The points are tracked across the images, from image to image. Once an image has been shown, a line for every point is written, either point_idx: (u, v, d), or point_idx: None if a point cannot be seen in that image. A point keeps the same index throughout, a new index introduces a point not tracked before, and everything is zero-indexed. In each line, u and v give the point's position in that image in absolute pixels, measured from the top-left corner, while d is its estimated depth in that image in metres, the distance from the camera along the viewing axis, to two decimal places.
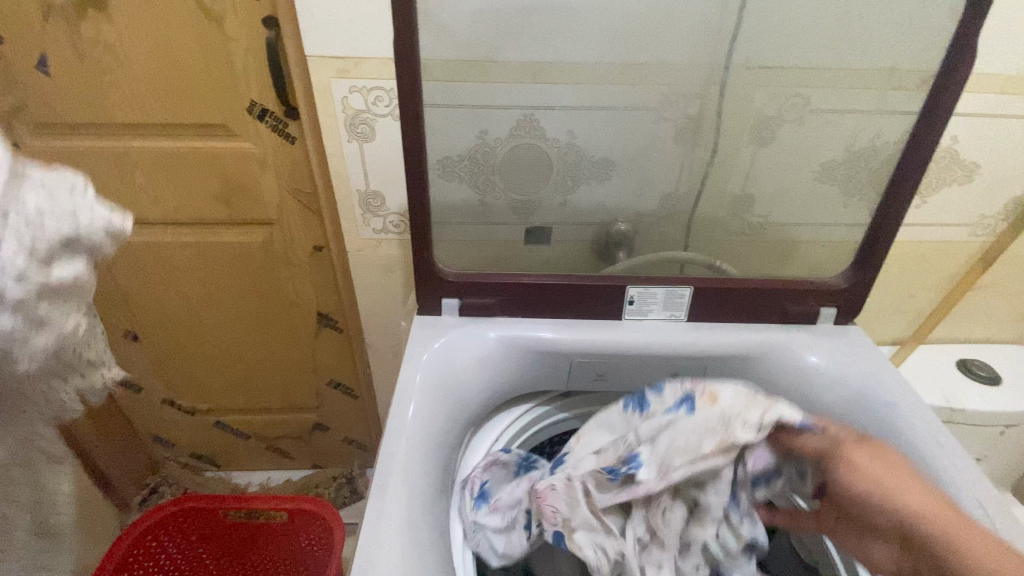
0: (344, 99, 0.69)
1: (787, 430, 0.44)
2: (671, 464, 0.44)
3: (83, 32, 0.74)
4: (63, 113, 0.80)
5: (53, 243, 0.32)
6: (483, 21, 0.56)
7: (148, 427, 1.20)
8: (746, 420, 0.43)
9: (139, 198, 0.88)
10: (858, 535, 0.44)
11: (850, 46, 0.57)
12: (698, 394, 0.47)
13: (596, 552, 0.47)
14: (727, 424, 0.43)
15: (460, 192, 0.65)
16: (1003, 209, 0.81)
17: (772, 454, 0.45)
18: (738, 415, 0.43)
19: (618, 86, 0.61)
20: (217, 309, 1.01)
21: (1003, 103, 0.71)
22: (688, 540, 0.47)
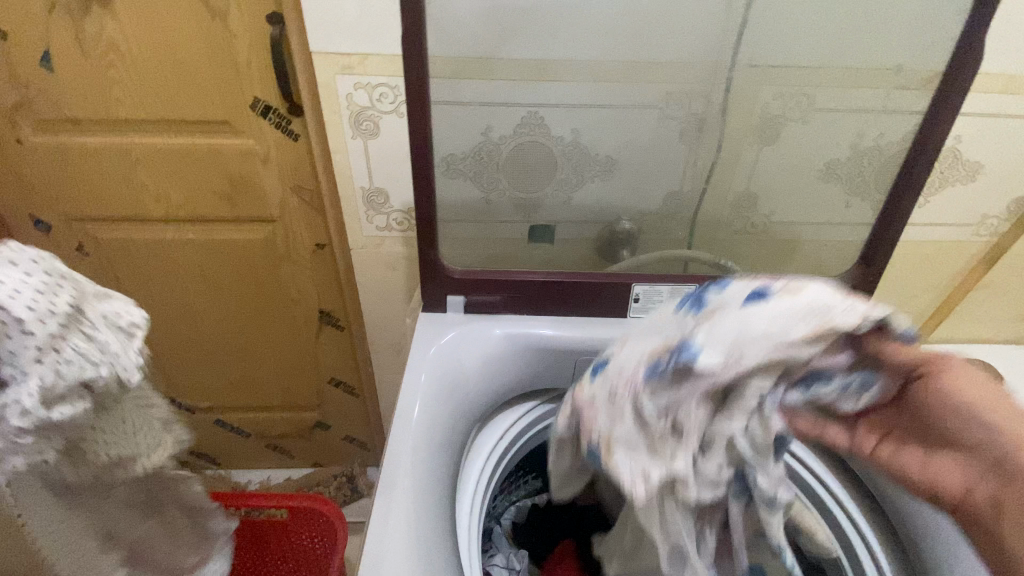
0: (348, 95, 0.69)
1: (881, 335, 0.36)
2: (733, 351, 0.36)
3: (87, 28, 0.74)
4: (65, 110, 0.80)
5: (68, 387, 0.34)
6: (489, 17, 0.56)
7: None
8: (843, 312, 0.35)
9: (141, 195, 0.88)
10: (919, 458, 0.36)
11: (856, 46, 0.57)
12: (778, 283, 0.37)
13: (615, 432, 0.41)
14: (821, 311, 0.35)
15: (464, 190, 0.65)
16: (1005, 210, 0.81)
17: (851, 359, 0.37)
18: (835, 303, 0.35)
19: (623, 84, 0.60)
20: (219, 306, 1.01)
21: (1007, 104, 0.71)
22: (711, 439, 0.39)
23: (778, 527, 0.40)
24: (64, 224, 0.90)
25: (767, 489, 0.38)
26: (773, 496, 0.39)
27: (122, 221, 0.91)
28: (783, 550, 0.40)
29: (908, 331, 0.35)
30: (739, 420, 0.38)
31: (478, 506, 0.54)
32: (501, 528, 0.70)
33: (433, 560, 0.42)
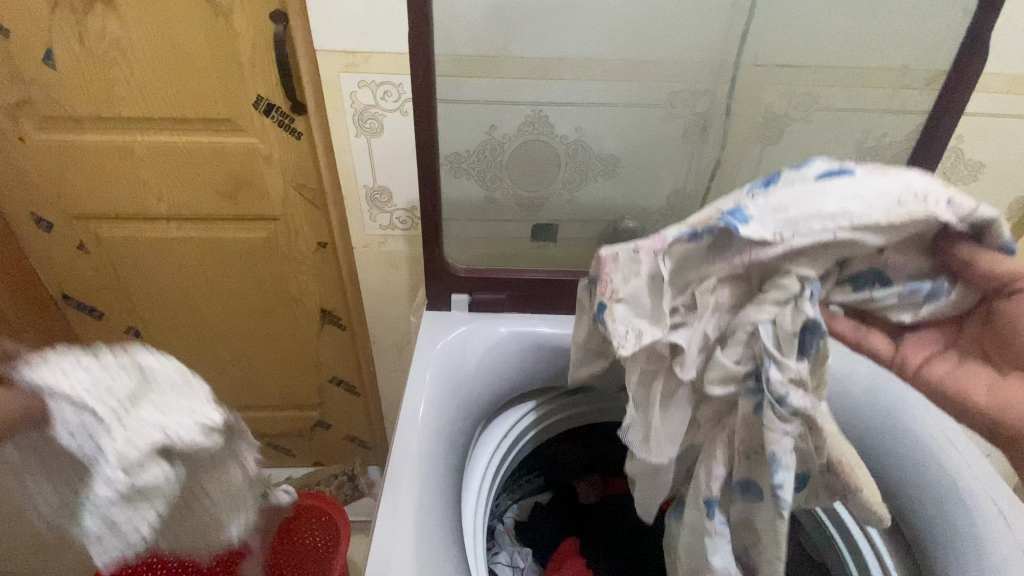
0: (352, 93, 0.68)
1: (970, 242, 0.37)
2: (796, 226, 0.36)
3: (90, 25, 0.73)
4: (68, 107, 0.80)
5: (141, 452, 0.35)
6: (496, 17, 0.56)
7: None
8: (935, 202, 0.36)
9: (143, 193, 0.88)
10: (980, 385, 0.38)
11: (862, 45, 0.57)
12: (868, 169, 0.38)
13: (629, 288, 0.44)
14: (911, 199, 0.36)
15: (468, 189, 0.65)
16: (1006, 210, 0.81)
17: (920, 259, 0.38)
18: (932, 197, 0.36)
19: (628, 83, 0.61)
20: (220, 304, 1.01)
21: (1009, 104, 0.71)
22: (736, 322, 0.40)
23: (781, 436, 0.39)
24: (66, 222, 0.90)
25: (779, 385, 0.37)
26: (785, 397, 0.37)
27: (124, 219, 0.91)
28: (776, 463, 0.39)
29: (1006, 241, 0.36)
30: (772, 305, 0.38)
31: (483, 504, 0.55)
32: (504, 526, 0.70)
33: (441, 558, 0.42)
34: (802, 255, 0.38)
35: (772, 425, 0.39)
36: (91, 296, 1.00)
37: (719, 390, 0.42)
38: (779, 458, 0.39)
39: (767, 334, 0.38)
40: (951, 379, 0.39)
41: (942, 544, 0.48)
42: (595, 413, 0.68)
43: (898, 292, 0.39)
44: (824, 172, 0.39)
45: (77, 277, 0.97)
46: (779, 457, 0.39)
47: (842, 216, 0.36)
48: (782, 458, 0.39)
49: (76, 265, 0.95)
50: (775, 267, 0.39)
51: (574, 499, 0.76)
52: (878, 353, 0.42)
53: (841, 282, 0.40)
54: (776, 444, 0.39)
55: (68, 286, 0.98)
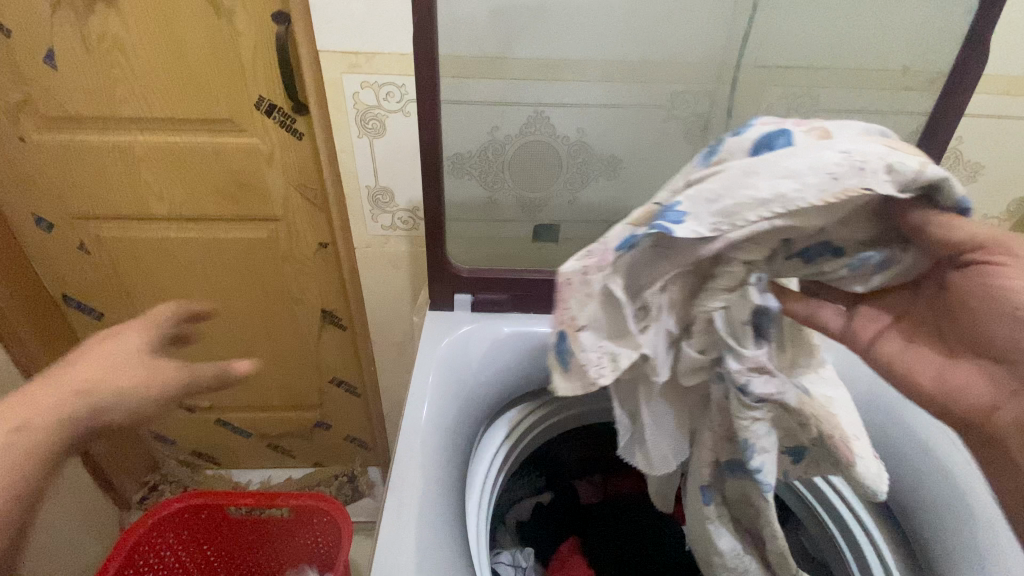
0: (355, 94, 0.69)
1: (924, 205, 0.33)
2: (727, 216, 0.34)
3: (92, 25, 0.74)
4: (69, 108, 0.80)
5: None
6: (499, 18, 0.56)
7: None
8: (875, 168, 0.31)
9: (144, 194, 0.88)
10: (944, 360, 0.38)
11: (863, 46, 0.57)
12: (804, 131, 0.35)
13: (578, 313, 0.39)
14: (851, 167, 0.31)
15: (471, 189, 0.65)
16: (1005, 210, 0.82)
17: (868, 232, 0.35)
18: (874, 158, 0.31)
19: (630, 84, 0.61)
20: (220, 305, 1.01)
21: (1008, 105, 0.72)
22: (695, 314, 0.40)
23: (752, 423, 0.42)
24: (66, 222, 0.90)
25: (739, 376, 0.39)
26: (747, 387, 0.39)
27: (125, 219, 0.91)
28: (752, 450, 0.42)
29: (962, 200, 0.32)
30: (723, 294, 0.38)
31: (486, 504, 0.55)
32: (506, 526, 0.70)
33: (444, 557, 0.43)
34: (744, 243, 0.35)
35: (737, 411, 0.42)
36: (91, 296, 1.00)
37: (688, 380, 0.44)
38: (752, 444, 0.42)
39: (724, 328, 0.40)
40: (908, 360, 0.40)
41: (941, 545, 0.47)
42: (595, 412, 0.69)
43: (845, 264, 0.36)
44: (764, 135, 0.36)
45: (78, 277, 0.97)
46: (751, 441, 0.42)
47: (775, 197, 0.32)
48: (756, 444, 0.42)
49: (76, 265, 0.95)
50: (719, 256, 0.38)
51: (574, 500, 0.76)
52: (831, 326, 0.41)
53: (789, 259, 0.38)
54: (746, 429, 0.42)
55: (69, 287, 0.98)
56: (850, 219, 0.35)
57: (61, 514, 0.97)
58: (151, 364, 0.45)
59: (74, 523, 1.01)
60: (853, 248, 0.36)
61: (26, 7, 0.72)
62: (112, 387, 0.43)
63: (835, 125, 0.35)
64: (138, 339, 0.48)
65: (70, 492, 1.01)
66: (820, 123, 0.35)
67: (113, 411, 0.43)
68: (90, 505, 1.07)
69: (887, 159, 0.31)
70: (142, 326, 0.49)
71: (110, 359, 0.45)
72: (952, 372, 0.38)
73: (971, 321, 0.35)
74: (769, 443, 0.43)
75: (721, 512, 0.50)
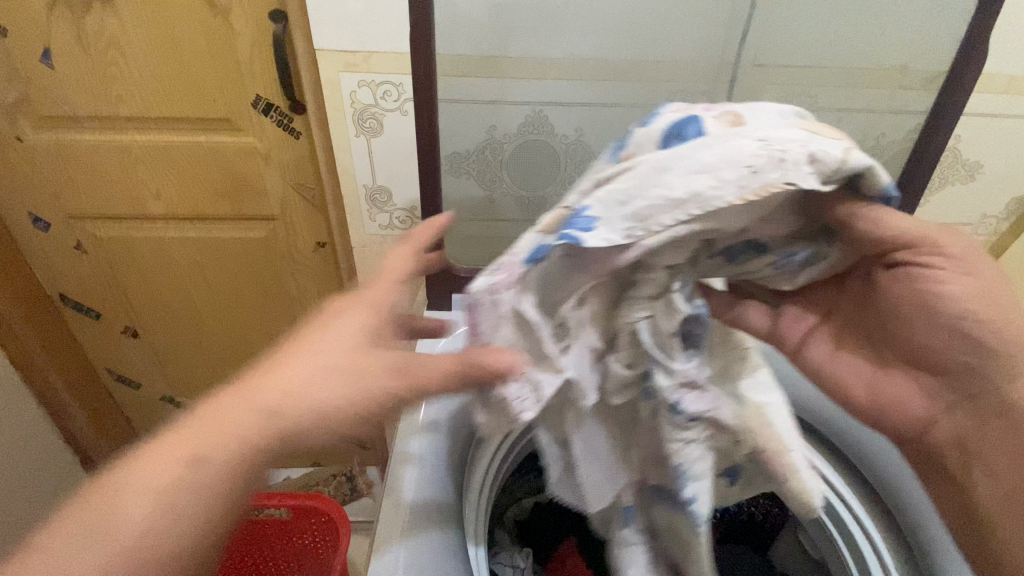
0: (352, 93, 0.68)
1: (845, 191, 0.34)
2: (644, 221, 0.32)
3: (88, 24, 0.73)
4: (65, 107, 0.79)
5: None
6: (497, 17, 0.56)
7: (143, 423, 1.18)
8: (795, 160, 0.31)
9: (140, 193, 0.87)
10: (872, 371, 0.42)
11: (861, 45, 0.57)
12: (716, 119, 0.34)
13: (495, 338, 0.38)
14: (769, 159, 0.31)
15: (470, 189, 0.66)
16: (1004, 209, 0.82)
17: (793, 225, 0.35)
18: (793, 149, 0.31)
19: (629, 83, 0.60)
20: (218, 304, 1.01)
21: (1008, 104, 0.72)
22: (620, 326, 0.40)
23: (684, 444, 0.42)
24: (63, 222, 0.90)
25: (671, 393, 0.40)
26: (679, 405, 0.40)
27: (122, 218, 0.91)
28: (685, 476, 0.42)
29: (886, 187, 0.33)
30: (647, 304, 0.38)
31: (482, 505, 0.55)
32: (503, 527, 0.70)
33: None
34: (665, 250, 0.35)
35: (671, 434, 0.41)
36: (88, 296, 0.99)
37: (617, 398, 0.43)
38: (687, 467, 0.42)
39: (656, 350, 0.39)
40: (839, 367, 0.43)
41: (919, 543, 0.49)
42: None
43: (768, 262, 0.38)
44: (673, 124, 0.34)
45: (75, 276, 0.96)
46: (686, 463, 0.42)
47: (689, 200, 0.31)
48: (689, 469, 0.42)
49: (72, 265, 0.95)
50: (639, 264, 0.37)
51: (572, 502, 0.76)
52: (758, 325, 0.44)
53: (713, 257, 0.38)
54: (680, 451, 0.42)
55: (66, 286, 0.97)
56: (772, 216, 0.34)
57: None
58: (354, 372, 0.40)
59: None
60: (777, 246, 0.37)
61: (21, 6, 0.72)
62: (304, 409, 0.38)
63: (744, 111, 0.34)
64: (354, 331, 0.42)
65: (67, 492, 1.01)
66: (729, 109, 0.34)
67: (293, 427, 0.38)
68: None
69: (807, 151, 0.31)
70: (355, 312, 0.43)
71: (308, 370, 0.40)
72: (883, 383, 0.42)
73: (904, 331, 0.39)
74: (704, 465, 0.43)
75: (643, 537, 0.49)
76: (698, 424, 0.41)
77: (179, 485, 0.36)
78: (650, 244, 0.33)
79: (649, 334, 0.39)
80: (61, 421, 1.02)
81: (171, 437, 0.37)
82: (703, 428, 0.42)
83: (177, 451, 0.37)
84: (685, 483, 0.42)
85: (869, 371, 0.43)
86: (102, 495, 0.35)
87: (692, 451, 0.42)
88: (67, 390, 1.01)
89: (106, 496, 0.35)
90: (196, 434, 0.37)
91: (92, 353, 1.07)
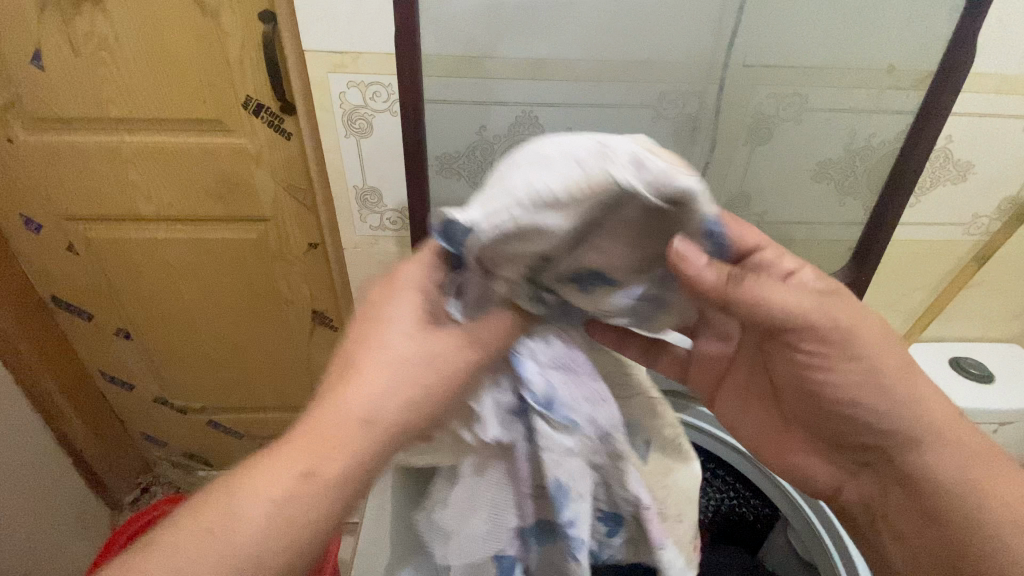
0: (341, 94, 0.68)
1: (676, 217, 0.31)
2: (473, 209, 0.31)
3: (77, 25, 0.73)
4: (56, 108, 0.79)
5: None
6: (483, 18, 0.56)
7: (137, 425, 1.18)
8: (615, 155, 0.29)
9: (131, 195, 0.87)
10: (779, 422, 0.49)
11: (849, 45, 0.57)
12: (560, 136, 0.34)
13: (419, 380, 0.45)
14: (592, 155, 0.30)
15: (459, 190, 0.65)
16: (997, 208, 0.81)
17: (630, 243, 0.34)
18: (615, 148, 0.30)
19: (617, 83, 0.60)
20: (210, 306, 1.01)
21: (998, 104, 0.72)
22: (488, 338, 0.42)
23: (559, 462, 0.42)
24: (54, 223, 0.89)
25: (547, 412, 0.40)
26: (555, 409, 0.40)
27: (113, 220, 0.90)
28: (562, 493, 0.43)
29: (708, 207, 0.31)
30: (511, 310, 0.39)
31: None
32: None
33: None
34: (505, 267, 0.35)
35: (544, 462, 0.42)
36: (80, 297, 0.99)
37: (497, 437, 0.43)
38: (560, 485, 0.42)
39: (546, 378, 0.41)
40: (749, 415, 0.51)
41: None
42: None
43: (624, 300, 0.37)
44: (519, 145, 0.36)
45: (67, 277, 0.96)
46: (559, 485, 0.42)
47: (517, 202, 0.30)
48: (570, 487, 0.43)
49: (64, 266, 0.94)
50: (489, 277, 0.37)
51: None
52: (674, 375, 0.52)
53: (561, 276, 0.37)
54: (555, 474, 0.42)
55: (58, 288, 0.97)
56: (603, 232, 0.33)
57: (49, 515, 0.97)
58: (430, 360, 0.40)
59: (63, 524, 1.01)
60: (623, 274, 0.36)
61: (10, 7, 0.71)
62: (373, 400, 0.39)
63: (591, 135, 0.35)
64: (407, 320, 0.41)
65: (59, 494, 1.01)
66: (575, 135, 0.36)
67: (385, 418, 0.39)
68: (80, 506, 1.07)
69: (634, 153, 0.29)
70: (405, 302, 0.41)
71: (387, 366, 0.40)
72: (788, 439, 0.49)
73: (795, 394, 0.46)
74: (584, 490, 0.44)
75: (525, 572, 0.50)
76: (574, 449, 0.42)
77: (292, 497, 0.36)
78: (479, 234, 0.31)
79: (535, 366, 0.41)
80: (56, 425, 1.02)
81: (268, 466, 0.37)
82: (582, 451, 0.43)
83: (273, 472, 0.37)
84: (562, 504, 0.43)
85: (777, 426, 0.49)
86: (219, 509, 0.35)
87: (571, 472, 0.42)
88: (62, 394, 1.01)
89: (227, 508, 0.35)
90: (288, 453, 0.37)
91: (85, 355, 1.06)
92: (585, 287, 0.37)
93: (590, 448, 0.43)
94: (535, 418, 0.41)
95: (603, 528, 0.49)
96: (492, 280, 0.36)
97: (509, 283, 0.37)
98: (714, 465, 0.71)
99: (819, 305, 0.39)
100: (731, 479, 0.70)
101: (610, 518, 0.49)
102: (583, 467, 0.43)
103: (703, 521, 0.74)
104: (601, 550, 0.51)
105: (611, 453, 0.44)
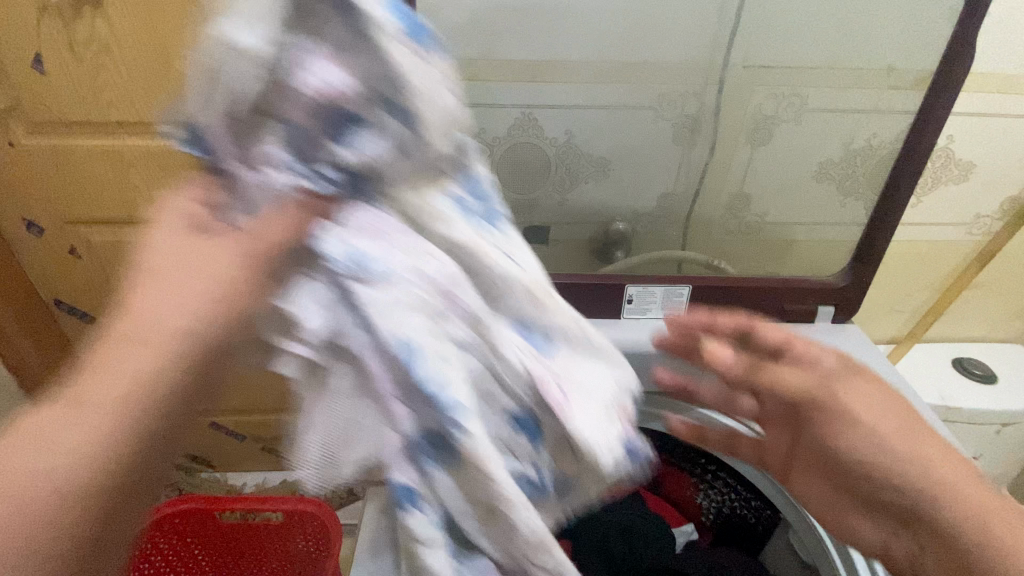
0: None
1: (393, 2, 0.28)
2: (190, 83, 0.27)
3: (78, 29, 0.73)
4: (59, 113, 0.80)
5: None
6: (479, 20, 0.56)
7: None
8: None
9: (133, 198, 0.87)
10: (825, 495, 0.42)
11: (846, 46, 0.57)
12: None
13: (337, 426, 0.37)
14: None
15: None
16: (998, 208, 0.81)
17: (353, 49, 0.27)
18: None
19: (615, 85, 0.60)
20: None
21: (998, 103, 0.72)
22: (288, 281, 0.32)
23: (393, 321, 0.30)
24: (57, 227, 0.90)
25: (348, 256, 0.31)
26: (356, 253, 0.30)
27: (116, 223, 0.91)
28: (414, 354, 0.30)
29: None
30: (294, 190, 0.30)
31: None
32: None
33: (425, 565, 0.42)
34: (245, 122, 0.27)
35: (374, 339, 0.31)
36: (84, 300, 0.99)
37: (314, 345, 0.33)
38: (411, 355, 0.30)
39: (351, 244, 0.31)
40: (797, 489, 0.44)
41: None
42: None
43: (382, 144, 0.29)
44: None
45: (70, 280, 0.96)
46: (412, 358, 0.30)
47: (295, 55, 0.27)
48: (423, 348, 0.30)
49: (66, 271, 0.95)
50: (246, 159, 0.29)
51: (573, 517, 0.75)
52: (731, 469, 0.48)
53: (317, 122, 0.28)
54: (393, 341, 0.30)
55: (61, 291, 0.98)
56: (334, 46, 0.27)
57: None
58: (208, 270, 0.28)
59: None
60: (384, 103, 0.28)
61: (12, 13, 0.72)
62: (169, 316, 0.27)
63: None
64: (177, 237, 0.29)
65: None
66: None
67: (173, 326, 0.27)
68: None
69: None
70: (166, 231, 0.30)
71: (175, 274, 0.28)
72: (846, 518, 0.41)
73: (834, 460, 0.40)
74: (454, 360, 0.31)
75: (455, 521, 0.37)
76: (416, 305, 0.31)
77: (75, 426, 0.24)
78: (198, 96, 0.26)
79: (347, 238, 0.31)
80: None
81: (33, 416, 0.24)
82: (428, 308, 0.31)
83: (59, 433, 0.24)
84: (426, 377, 0.30)
85: (832, 494, 0.41)
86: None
87: (423, 337, 0.30)
88: None
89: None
90: (60, 415, 0.24)
91: None
92: (343, 136, 0.28)
93: (442, 305, 0.32)
94: (350, 290, 0.31)
95: (523, 439, 0.37)
96: (253, 172, 0.29)
97: (280, 165, 0.29)
98: (715, 467, 0.71)
99: (822, 382, 0.40)
100: (732, 482, 0.70)
101: (518, 427, 0.36)
102: (438, 332, 0.31)
103: (705, 523, 0.77)
104: (540, 481, 0.39)
105: (474, 314, 0.32)
